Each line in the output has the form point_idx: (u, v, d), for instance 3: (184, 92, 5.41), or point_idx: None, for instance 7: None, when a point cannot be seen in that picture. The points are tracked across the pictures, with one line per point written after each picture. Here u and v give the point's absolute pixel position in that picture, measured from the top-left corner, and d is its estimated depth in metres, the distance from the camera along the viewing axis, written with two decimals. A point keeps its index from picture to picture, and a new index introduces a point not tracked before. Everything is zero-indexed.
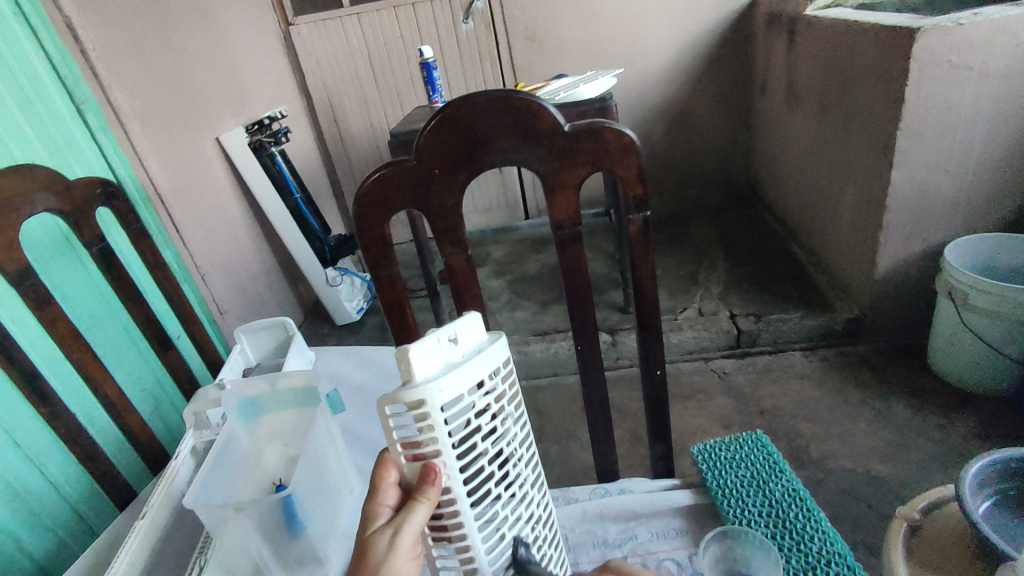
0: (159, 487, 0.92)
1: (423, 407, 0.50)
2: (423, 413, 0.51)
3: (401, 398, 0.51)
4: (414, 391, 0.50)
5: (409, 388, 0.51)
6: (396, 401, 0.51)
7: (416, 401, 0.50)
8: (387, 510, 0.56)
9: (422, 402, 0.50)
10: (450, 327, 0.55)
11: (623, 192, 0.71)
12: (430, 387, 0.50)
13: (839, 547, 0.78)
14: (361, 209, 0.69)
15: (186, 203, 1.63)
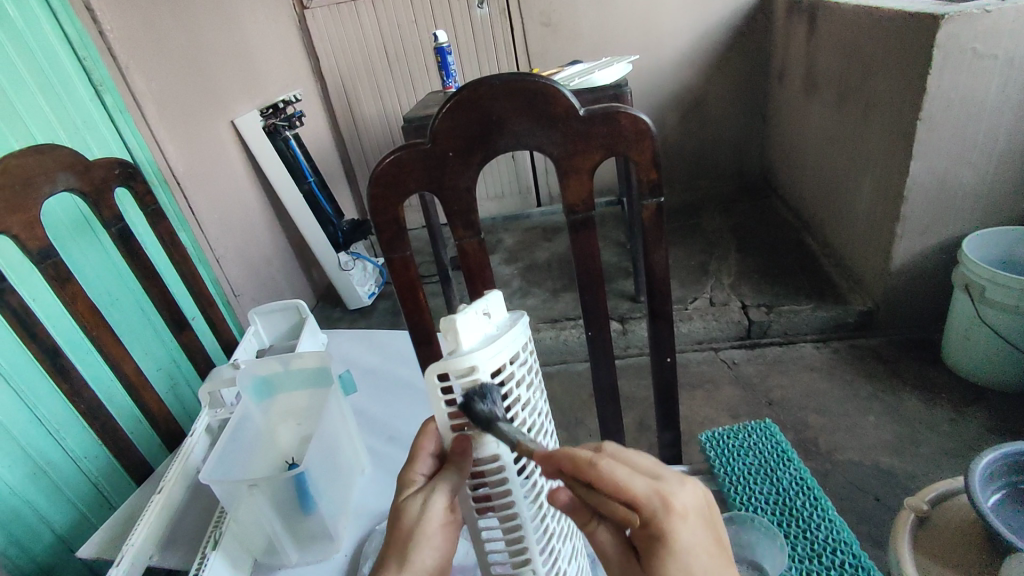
0: (176, 463, 0.94)
1: (474, 373, 0.51)
2: (473, 380, 0.52)
3: (451, 367, 0.51)
4: (463, 357, 0.50)
5: (459, 357, 0.51)
6: (446, 369, 0.51)
7: (467, 368, 0.51)
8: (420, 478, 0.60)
9: (472, 368, 0.51)
10: (483, 302, 0.55)
11: (637, 177, 0.71)
12: (479, 354, 0.51)
13: (844, 535, 0.80)
14: (375, 191, 0.70)
15: (201, 185, 1.65)
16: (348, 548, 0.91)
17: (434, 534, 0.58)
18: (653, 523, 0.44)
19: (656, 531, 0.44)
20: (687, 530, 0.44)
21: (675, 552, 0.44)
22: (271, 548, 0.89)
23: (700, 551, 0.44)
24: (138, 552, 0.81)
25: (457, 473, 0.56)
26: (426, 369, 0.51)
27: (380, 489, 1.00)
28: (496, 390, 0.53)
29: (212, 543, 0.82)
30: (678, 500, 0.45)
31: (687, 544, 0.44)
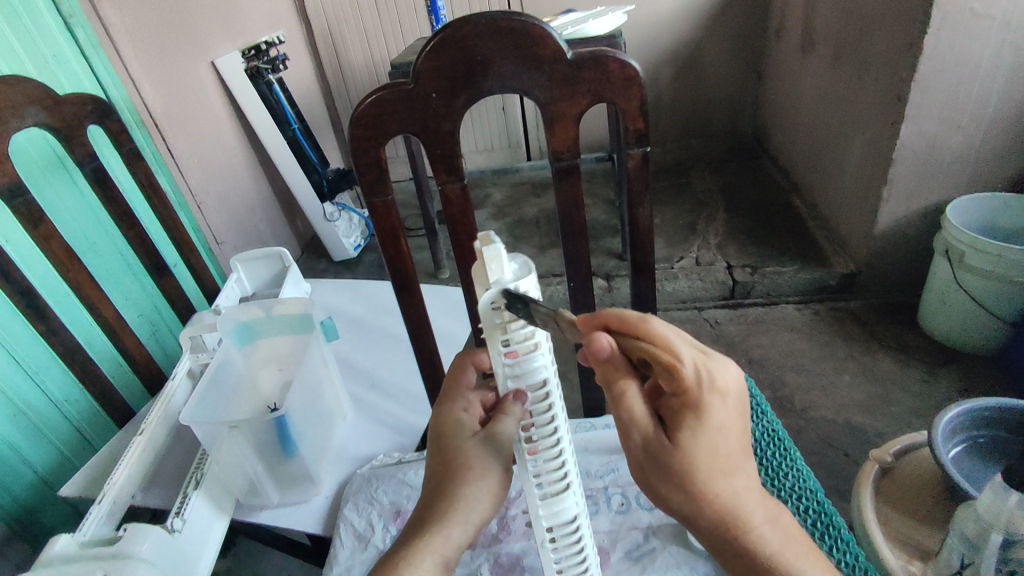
0: (157, 405, 0.94)
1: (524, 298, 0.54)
2: (524, 304, 0.54)
3: (505, 293, 0.53)
4: (514, 284, 0.53)
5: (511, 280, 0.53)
6: (501, 296, 0.53)
7: (520, 295, 0.54)
8: (463, 416, 0.64)
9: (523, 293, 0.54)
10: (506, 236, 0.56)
11: (624, 125, 0.71)
12: (528, 281, 0.54)
13: (811, 483, 0.83)
14: (357, 131, 0.68)
15: (180, 128, 1.60)
16: (329, 490, 0.94)
17: (487, 477, 0.60)
18: (694, 391, 0.47)
19: (691, 398, 0.47)
20: (722, 405, 0.48)
21: (706, 421, 0.47)
22: (252, 489, 0.91)
23: (731, 428, 0.48)
24: (121, 490, 0.82)
25: (514, 422, 0.59)
26: (482, 297, 0.53)
27: (360, 435, 1.02)
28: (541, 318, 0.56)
29: (194, 483, 0.83)
30: (718, 376, 0.48)
31: (721, 421, 0.48)
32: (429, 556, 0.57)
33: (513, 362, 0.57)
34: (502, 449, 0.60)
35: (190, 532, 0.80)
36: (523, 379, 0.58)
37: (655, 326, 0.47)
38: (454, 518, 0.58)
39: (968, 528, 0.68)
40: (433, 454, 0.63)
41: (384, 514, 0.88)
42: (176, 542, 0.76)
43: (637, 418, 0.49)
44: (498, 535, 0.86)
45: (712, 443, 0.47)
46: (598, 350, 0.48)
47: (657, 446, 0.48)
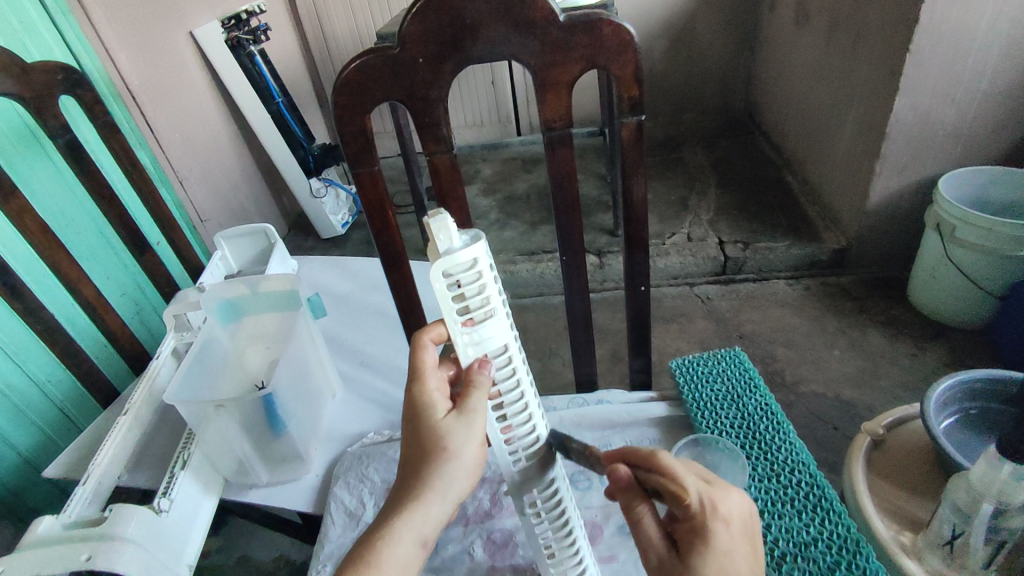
0: (141, 385, 0.92)
1: (475, 266, 0.56)
2: (475, 272, 0.56)
3: (455, 261, 0.55)
4: (464, 253, 0.55)
5: (461, 249, 0.55)
6: (450, 263, 0.55)
7: (471, 261, 0.56)
8: (436, 395, 0.60)
9: (474, 261, 0.56)
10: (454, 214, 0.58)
11: (618, 93, 0.69)
12: (478, 249, 0.56)
13: (803, 457, 0.83)
14: (340, 99, 0.66)
15: (158, 101, 1.54)
16: (319, 468, 0.93)
17: (464, 456, 0.58)
18: (699, 517, 0.49)
19: (697, 524, 0.49)
20: (726, 533, 0.49)
21: (713, 546, 0.48)
22: (241, 469, 0.90)
23: (737, 554, 0.49)
24: (106, 472, 0.80)
25: (483, 395, 0.59)
26: (433, 265, 0.54)
27: (350, 413, 1.01)
28: (494, 286, 0.58)
29: (180, 463, 0.82)
30: (723, 506, 0.50)
31: (728, 548, 0.49)
32: (409, 536, 0.56)
33: (470, 330, 0.58)
34: (476, 427, 0.59)
35: (177, 512, 0.78)
36: (480, 348, 0.59)
37: (661, 456, 0.52)
38: (432, 498, 0.57)
39: (960, 499, 0.68)
40: (405, 433, 0.60)
41: (375, 491, 0.87)
42: (162, 523, 0.75)
43: (650, 539, 0.52)
44: (490, 512, 0.86)
45: (721, 569, 0.48)
46: (615, 479, 0.54)
47: (669, 567, 0.51)
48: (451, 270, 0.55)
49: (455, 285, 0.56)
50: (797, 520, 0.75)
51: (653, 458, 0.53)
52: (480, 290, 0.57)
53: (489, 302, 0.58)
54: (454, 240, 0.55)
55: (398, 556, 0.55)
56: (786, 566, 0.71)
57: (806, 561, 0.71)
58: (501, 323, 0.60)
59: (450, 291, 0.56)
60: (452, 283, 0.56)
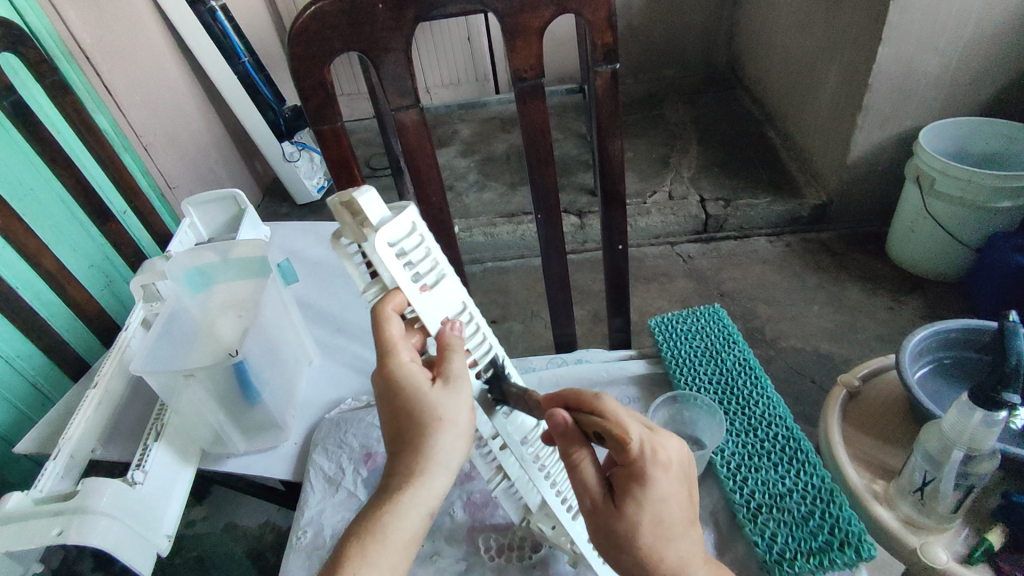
0: (111, 357, 0.89)
1: (415, 231, 0.58)
2: (416, 236, 0.58)
3: (395, 233, 0.56)
4: (402, 221, 0.56)
5: (398, 219, 0.56)
6: (395, 236, 0.56)
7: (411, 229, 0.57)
8: (410, 366, 0.58)
9: (412, 227, 0.58)
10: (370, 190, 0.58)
11: (592, 40, 0.70)
12: (411, 214, 0.58)
13: (780, 411, 0.84)
14: (296, 50, 0.65)
15: (115, 62, 1.47)
16: (297, 437, 0.93)
17: (459, 423, 0.57)
18: (639, 462, 0.51)
19: (637, 470, 0.51)
20: (664, 477, 0.51)
21: (650, 490, 0.51)
22: (217, 438, 0.88)
23: (672, 498, 0.52)
24: (77, 445, 0.78)
25: (461, 355, 0.59)
26: (378, 241, 0.54)
27: (327, 379, 1.01)
28: (434, 243, 0.61)
29: (154, 435, 0.81)
30: (663, 452, 0.51)
31: (663, 491, 0.51)
32: (416, 508, 0.54)
33: (428, 295, 0.60)
34: (464, 393, 0.58)
35: (154, 484, 0.78)
36: (445, 312, 0.62)
37: (604, 403, 0.53)
38: (432, 469, 0.55)
39: (931, 446, 0.69)
40: (390, 410, 0.58)
41: (354, 457, 0.87)
42: (137, 495, 0.74)
43: (589, 485, 0.54)
44: (470, 474, 0.86)
45: (654, 511, 0.51)
46: (554, 422, 0.53)
47: (604, 511, 0.53)
48: (395, 243, 0.56)
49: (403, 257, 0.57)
50: (773, 473, 0.76)
51: (595, 404, 0.53)
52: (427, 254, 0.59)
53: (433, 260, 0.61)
54: (385, 210, 0.56)
55: (406, 530, 0.54)
56: (762, 516, 0.73)
57: (781, 512, 0.73)
58: (452, 280, 0.63)
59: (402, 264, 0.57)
60: (399, 255, 0.57)
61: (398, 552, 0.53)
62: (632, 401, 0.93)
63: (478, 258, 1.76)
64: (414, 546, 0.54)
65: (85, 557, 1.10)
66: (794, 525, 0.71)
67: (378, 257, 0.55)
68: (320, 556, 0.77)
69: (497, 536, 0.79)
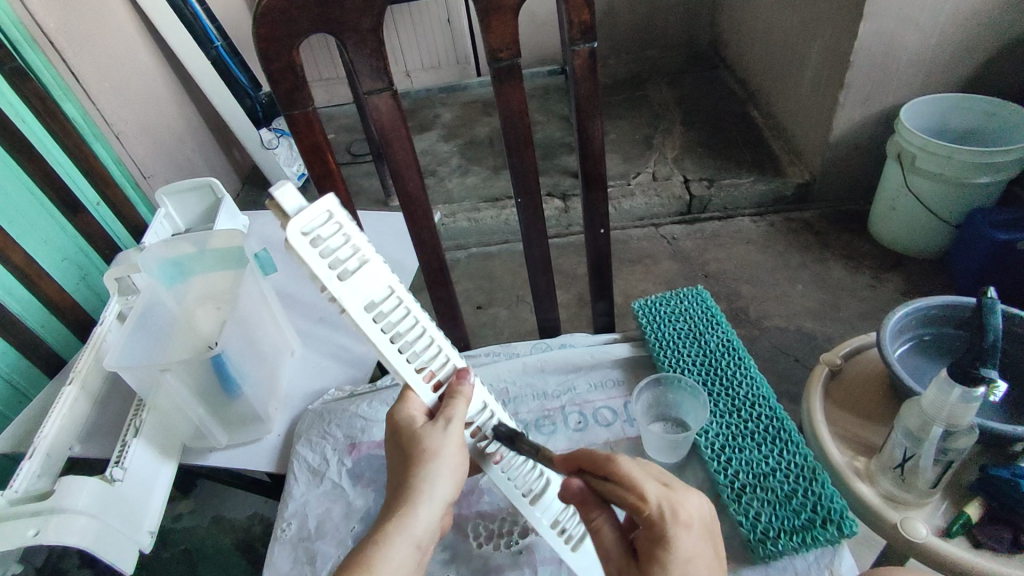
0: (86, 353, 0.88)
1: (332, 218, 0.57)
2: (331, 223, 0.58)
3: (304, 218, 0.55)
4: (315, 208, 0.56)
5: (307, 206, 0.56)
6: (302, 219, 0.55)
7: (325, 215, 0.57)
8: (418, 414, 0.64)
9: (330, 216, 0.58)
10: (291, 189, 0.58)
11: (569, 17, 0.70)
12: (327, 203, 0.58)
13: (764, 391, 0.84)
14: (262, 31, 0.63)
15: (81, 47, 1.42)
16: (280, 429, 0.92)
17: (447, 460, 0.61)
18: (659, 525, 0.51)
19: (659, 532, 0.51)
20: (687, 536, 0.51)
21: (674, 551, 0.50)
22: (199, 433, 0.88)
23: (697, 556, 0.51)
24: (53, 443, 0.77)
25: (466, 404, 0.65)
26: (290, 228, 0.54)
27: (309, 369, 1.00)
28: (358, 234, 0.60)
29: (133, 431, 0.79)
30: (683, 510, 0.52)
31: (689, 551, 0.51)
32: (401, 537, 0.56)
33: (352, 284, 0.58)
34: (456, 433, 0.62)
35: (133, 480, 0.76)
36: (369, 299, 0.59)
37: (618, 464, 0.53)
38: (419, 498, 0.59)
39: (911, 423, 0.69)
40: (395, 454, 0.63)
41: (338, 448, 0.86)
42: (116, 491, 0.73)
43: (609, 546, 0.56)
44: None
45: (680, 574, 0.51)
46: (570, 490, 0.57)
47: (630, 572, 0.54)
48: (308, 230, 0.56)
49: (318, 244, 0.56)
50: (757, 453, 0.76)
51: (609, 465, 0.54)
52: (345, 241, 0.59)
53: (357, 251, 0.59)
54: (299, 198, 0.56)
55: (395, 561, 0.55)
56: (746, 496, 0.73)
57: (765, 491, 0.73)
58: (385, 272, 0.61)
59: (317, 249, 0.56)
60: (316, 242, 0.56)
61: None
62: (616, 385, 0.93)
63: (462, 244, 1.74)
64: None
65: (69, 555, 1.09)
66: (777, 503, 0.72)
67: (293, 245, 0.54)
68: (305, 547, 0.77)
69: (483, 523, 0.79)
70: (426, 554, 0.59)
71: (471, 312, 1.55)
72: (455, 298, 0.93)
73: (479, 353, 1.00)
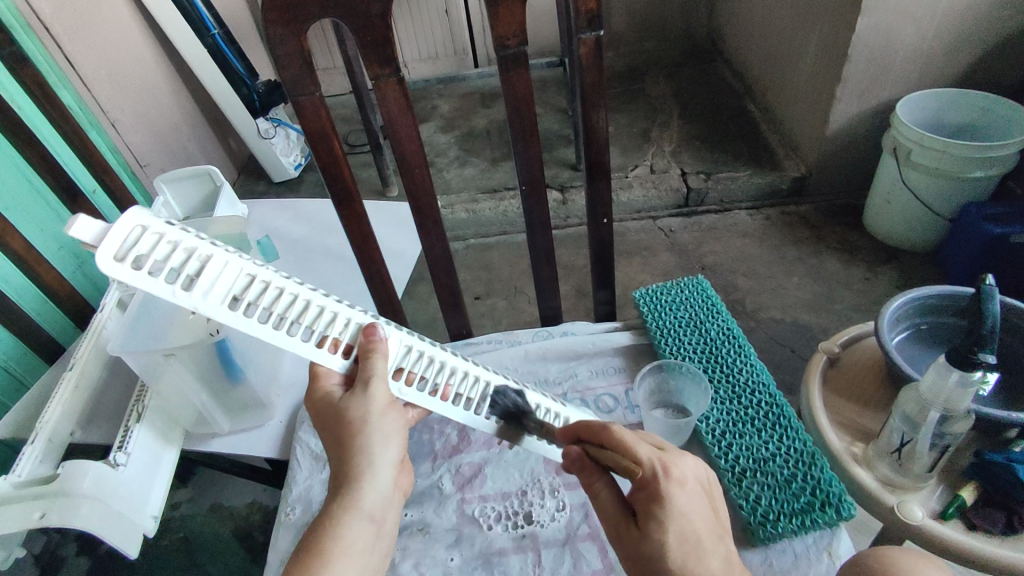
0: (86, 339, 0.87)
1: (149, 231, 0.50)
2: (151, 235, 0.50)
3: (113, 242, 0.48)
4: (120, 226, 0.48)
5: (106, 228, 0.48)
6: (112, 242, 0.48)
7: (137, 228, 0.49)
8: (334, 389, 0.65)
9: (145, 228, 0.50)
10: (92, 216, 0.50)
11: (576, 6, 0.70)
12: (135, 216, 0.49)
13: (763, 378, 0.86)
14: (270, 15, 0.62)
15: (76, 33, 1.40)
16: (282, 415, 0.93)
17: (384, 427, 0.63)
18: (650, 482, 0.52)
19: (651, 489, 0.52)
20: (682, 493, 0.51)
21: (669, 509, 0.51)
22: (201, 419, 0.88)
23: (693, 514, 0.51)
24: (55, 429, 0.77)
25: (384, 360, 0.63)
26: (99, 263, 0.47)
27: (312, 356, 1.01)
28: (190, 235, 0.53)
29: (136, 416, 0.80)
30: (676, 469, 0.53)
31: (683, 507, 0.51)
32: (352, 517, 0.60)
33: (206, 290, 0.53)
34: (376, 396, 0.62)
35: (137, 464, 0.77)
36: (230, 295, 0.55)
37: (614, 431, 0.57)
38: (363, 475, 0.61)
39: (909, 408, 0.71)
40: (324, 431, 0.64)
41: None
42: (119, 477, 0.73)
43: (610, 510, 0.55)
44: (458, 447, 0.87)
45: (680, 531, 0.50)
46: (569, 456, 0.59)
47: (628, 536, 0.53)
48: (123, 253, 0.48)
49: (143, 262, 0.49)
50: (757, 438, 0.78)
51: (606, 436, 0.58)
52: (174, 247, 0.52)
53: (197, 252, 0.53)
54: (96, 220, 0.47)
55: (348, 541, 0.59)
56: (746, 480, 0.74)
57: (765, 475, 0.74)
58: (236, 263, 0.55)
59: (144, 272, 0.49)
60: (140, 262, 0.49)
61: (348, 558, 0.58)
62: (617, 372, 0.94)
63: (460, 235, 1.74)
64: (361, 555, 0.59)
65: (67, 542, 1.09)
66: (777, 487, 0.73)
67: (114, 278, 0.48)
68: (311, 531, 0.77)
69: (487, 507, 0.80)
70: (384, 523, 0.63)
71: (470, 302, 1.55)
72: (457, 286, 0.94)
73: (481, 341, 1.00)
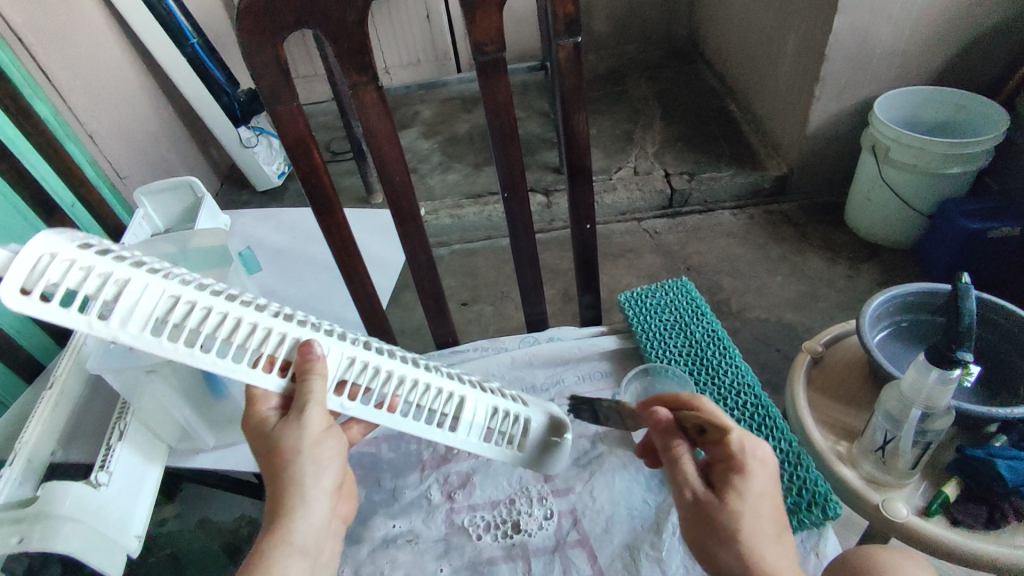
0: (66, 357, 0.87)
1: (59, 259, 0.48)
2: (62, 264, 0.48)
3: (17, 275, 0.46)
4: (26, 258, 0.46)
5: (13, 259, 0.46)
6: (17, 276, 0.46)
7: (44, 256, 0.47)
8: (270, 413, 0.64)
9: (55, 256, 0.48)
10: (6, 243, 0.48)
11: (553, 11, 0.70)
12: (45, 243, 0.48)
13: (748, 379, 0.86)
14: (246, 24, 0.62)
15: (51, 44, 1.39)
16: None
17: (324, 451, 0.61)
18: (740, 454, 0.54)
19: (735, 461, 0.54)
20: (762, 471, 0.54)
21: (750, 477, 0.53)
22: (185, 434, 0.88)
23: (767, 491, 0.54)
24: (35, 449, 0.76)
25: (321, 380, 0.61)
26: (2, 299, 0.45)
27: None
28: (106, 261, 0.51)
29: (118, 433, 0.78)
30: (758, 448, 0.56)
31: (760, 481, 0.54)
32: (283, 552, 0.57)
33: (124, 317, 0.51)
34: (308, 420, 0.60)
35: (119, 484, 0.75)
36: (151, 319, 0.53)
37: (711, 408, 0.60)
38: (296, 505, 0.59)
39: (891, 406, 0.71)
40: (260, 458, 0.62)
41: None
42: (100, 497, 0.72)
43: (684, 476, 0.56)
44: (446, 456, 0.87)
45: (755, 503, 0.53)
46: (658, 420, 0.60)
47: (703, 501, 0.54)
48: (30, 282, 0.47)
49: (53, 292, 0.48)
50: None
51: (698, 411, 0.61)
52: (87, 274, 0.50)
53: (115, 276, 0.51)
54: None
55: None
56: None
57: None
58: (159, 286, 0.53)
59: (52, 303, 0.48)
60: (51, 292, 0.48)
61: None
62: (603, 376, 0.94)
63: (446, 241, 1.74)
64: None
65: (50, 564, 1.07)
66: None
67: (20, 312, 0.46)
68: None
69: (475, 516, 0.80)
70: (321, 556, 0.60)
71: (456, 308, 1.55)
72: (442, 293, 0.94)
73: (467, 347, 1.00)
